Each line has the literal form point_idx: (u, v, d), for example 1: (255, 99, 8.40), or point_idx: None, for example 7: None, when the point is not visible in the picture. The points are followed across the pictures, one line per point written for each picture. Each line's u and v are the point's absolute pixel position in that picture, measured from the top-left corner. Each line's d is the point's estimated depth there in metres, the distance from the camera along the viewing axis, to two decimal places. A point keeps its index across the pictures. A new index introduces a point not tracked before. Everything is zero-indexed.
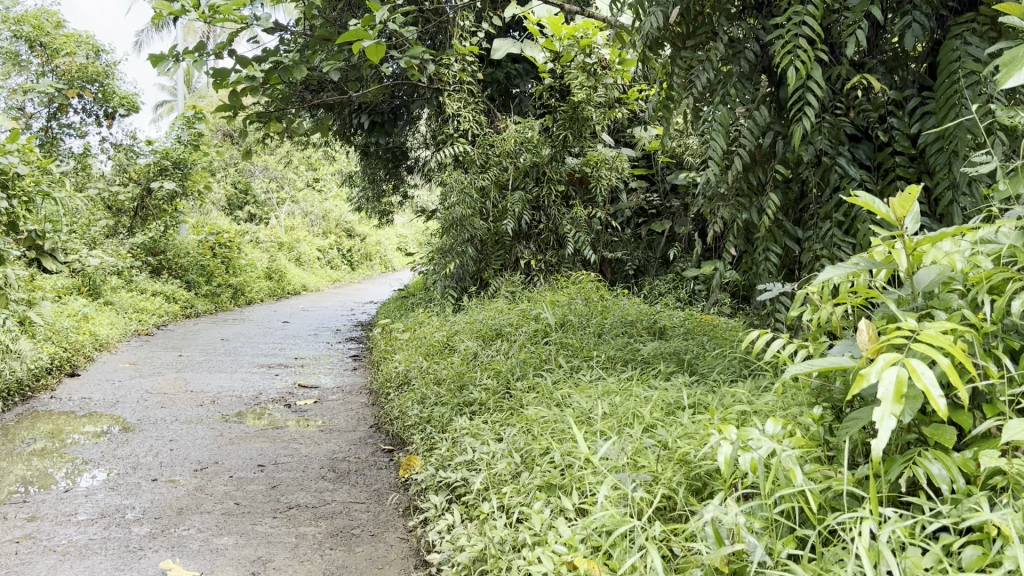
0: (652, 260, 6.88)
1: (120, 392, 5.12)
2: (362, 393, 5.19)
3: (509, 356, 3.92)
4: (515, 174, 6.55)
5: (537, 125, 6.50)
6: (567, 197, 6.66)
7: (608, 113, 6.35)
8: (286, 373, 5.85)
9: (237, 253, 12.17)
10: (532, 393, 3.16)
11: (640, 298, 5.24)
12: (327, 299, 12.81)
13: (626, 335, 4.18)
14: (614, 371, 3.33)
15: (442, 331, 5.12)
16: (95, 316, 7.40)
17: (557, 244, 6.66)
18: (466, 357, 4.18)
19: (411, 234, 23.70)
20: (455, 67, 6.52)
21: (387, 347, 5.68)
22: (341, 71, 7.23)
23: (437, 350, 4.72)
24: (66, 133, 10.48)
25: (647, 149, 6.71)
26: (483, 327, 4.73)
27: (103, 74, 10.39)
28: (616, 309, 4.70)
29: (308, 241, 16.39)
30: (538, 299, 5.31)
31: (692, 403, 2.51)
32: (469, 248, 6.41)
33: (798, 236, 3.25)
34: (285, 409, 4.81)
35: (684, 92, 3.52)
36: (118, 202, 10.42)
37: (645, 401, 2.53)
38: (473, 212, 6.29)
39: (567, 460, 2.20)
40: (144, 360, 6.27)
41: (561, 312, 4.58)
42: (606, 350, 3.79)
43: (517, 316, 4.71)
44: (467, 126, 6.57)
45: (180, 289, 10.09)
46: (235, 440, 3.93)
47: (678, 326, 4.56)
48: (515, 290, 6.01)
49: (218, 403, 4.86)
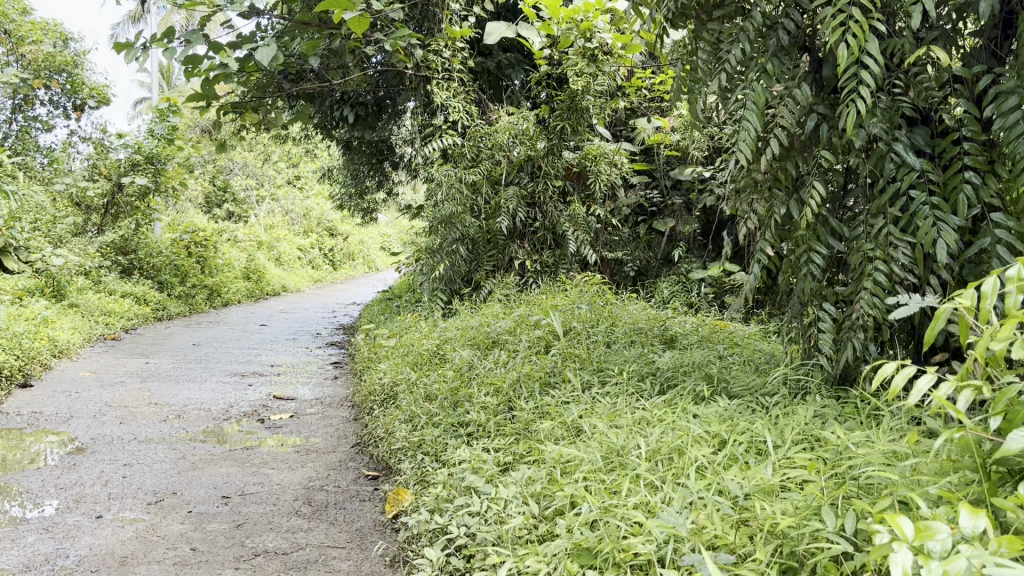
0: (653, 260, 6.49)
1: (77, 405, 4.65)
2: (344, 406, 4.75)
3: (510, 370, 3.49)
4: (508, 168, 6.12)
5: (532, 116, 6.08)
6: (564, 193, 6.24)
7: (610, 104, 5.93)
8: (260, 383, 5.39)
9: (213, 252, 11.67)
10: (542, 416, 2.74)
11: (644, 300, 4.85)
12: (308, 300, 12.37)
13: (638, 344, 3.76)
14: (637, 393, 2.92)
15: (431, 338, 4.69)
16: (57, 319, 6.91)
17: (553, 243, 6.24)
18: (461, 370, 3.75)
19: (395, 233, 23.25)
20: (444, 53, 6.08)
21: (372, 355, 5.24)
22: (322, 58, 6.77)
23: (427, 360, 4.30)
24: (33, 127, 9.94)
25: (648, 142, 6.29)
26: (477, 335, 4.30)
27: (71, 64, 9.82)
28: (624, 314, 4.30)
29: (289, 240, 15.92)
30: (535, 304, 4.91)
31: (742, 436, 2.10)
32: (460, 248, 6.00)
33: (845, 235, 2.83)
34: (258, 424, 4.36)
35: (710, 70, 3.10)
36: (88, 198, 9.91)
37: (686, 434, 2.11)
38: (463, 209, 5.87)
39: (607, 522, 1.77)
40: (108, 368, 5.79)
41: (562, 317, 4.15)
42: (621, 365, 3.37)
43: (514, 321, 4.28)
44: (457, 117, 6.13)
45: (152, 290, 9.59)
46: (198, 464, 3.47)
47: (692, 334, 4.15)
48: (509, 293, 5.60)
49: (184, 419, 4.40)
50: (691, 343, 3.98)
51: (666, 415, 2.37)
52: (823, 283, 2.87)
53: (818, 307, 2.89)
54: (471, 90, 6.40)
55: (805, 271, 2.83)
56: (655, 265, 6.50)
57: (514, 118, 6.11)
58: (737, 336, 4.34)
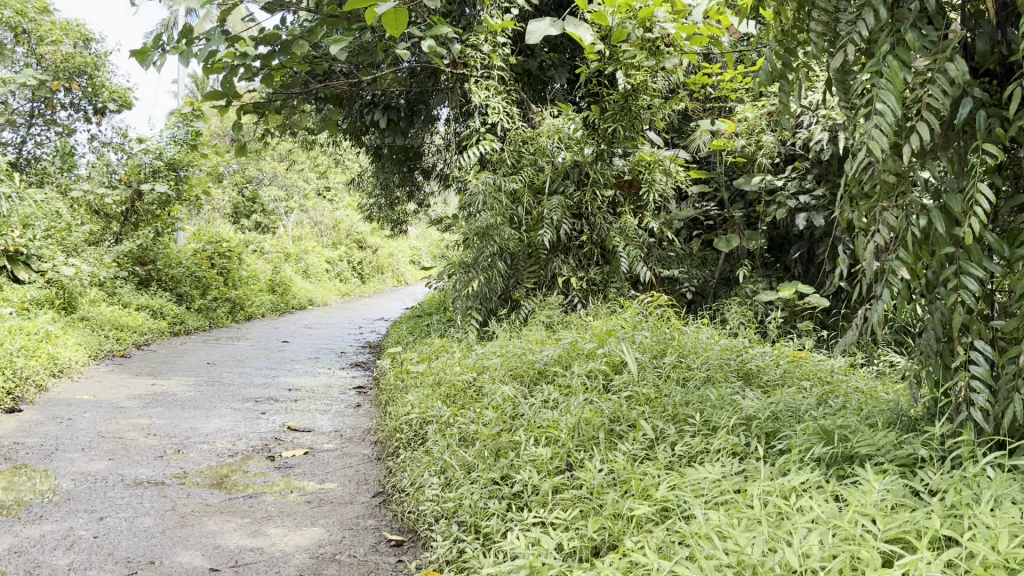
0: (712, 279, 5.82)
1: (65, 435, 4.08)
2: (366, 441, 4.18)
3: (562, 414, 2.88)
4: (552, 174, 5.56)
5: (580, 118, 5.50)
6: (613, 203, 5.65)
7: (668, 105, 5.33)
8: (274, 411, 4.82)
9: (237, 264, 11.21)
10: (618, 490, 2.13)
11: (710, 324, 4.25)
12: (334, 315, 11.88)
13: (717, 385, 3.12)
14: (733, 459, 2.30)
15: (465, 366, 4.11)
16: (62, 334, 6.41)
17: (601, 259, 5.65)
18: (505, 412, 3.15)
19: (425, 246, 22.82)
20: (483, 48, 5.50)
21: (398, 384, 4.64)
22: (351, 55, 6.23)
23: (461, 394, 3.72)
24: (52, 131, 9.50)
25: (706, 149, 5.69)
26: (520, 364, 3.71)
27: (92, 66, 9.38)
28: (692, 341, 3.70)
29: (317, 253, 15.50)
30: (585, 331, 4.33)
31: (930, 548, 1.47)
32: (498, 263, 5.43)
33: (1006, 255, 2.20)
34: (266, 463, 3.79)
35: (823, 46, 2.51)
36: (106, 206, 9.44)
37: (844, 545, 1.50)
38: (503, 220, 5.32)
39: None
40: (109, 389, 5.23)
41: (619, 347, 3.54)
42: (703, 417, 2.75)
43: (563, 349, 3.68)
44: (497, 119, 5.56)
45: (170, 303, 9.11)
46: (191, 518, 2.90)
47: (773, 371, 3.51)
48: (554, 315, 5.02)
49: (184, 455, 3.83)
50: (776, 385, 3.34)
51: (797, 506, 1.74)
52: (974, 315, 2.24)
53: (969, 347, 2.25)
54: (512, 89, 5.84)
55: (954, 301, 2.21)
56: (714, 285, 5.83)
57: (559, 120, 5.54)
58: (823, 374, 3.71)
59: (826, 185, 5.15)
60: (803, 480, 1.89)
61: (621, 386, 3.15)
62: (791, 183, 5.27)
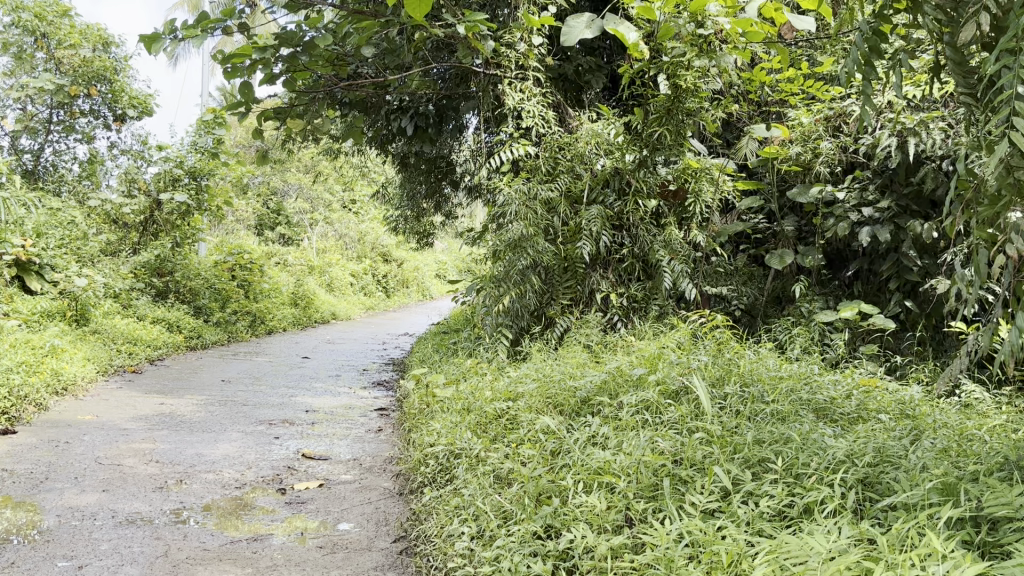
0: (760, 299, 5.34)
1: (58, 462, 3.72)
2: (387, 471, 3.79)
3: (614, 454, 2.47)
4: (591, 183, 5.18)
5: (621, 123, 5.12)
6: (656, 214, 5.26)
7: (717, 109, 4.95)
8: (289, 435, 4.44)
9: (259, 276, 10.91)
10: (699, 562, 1.71)
11: (771, 347, 3.82)
12: (357, 330, 11.53)
13: (790, 420, 2.68)
14: (836, 524, 1.87)
15: (496, 392, 3.71)
16: (71, 347, 6.10)
17: (643, 274, 5.25)
18: (546, 453, 2.75)
19: (452, 261, 22.53)
20: (519, 47, 5.13)
21: (424, 408, 4.26)
22: (377, 56, 5.89)
23: (494, 424, 3.33)
24: (71, 137, 9.26)
25: (756, 158, 5.29)
26: (560, 391, 3.32)
27: (111, 71, 9.14)
28: (755, 367, 3.29)
29: (341, 266, 15.21)
30: (631, 354, 3.92)
31: None
32: (532, 277, 5.04)
33: None
34: (276, 498, 3.39)
35: (935, 23, 2.11)
36: (124, 215, 9.16)
37: None
38: (537, 231, 4.95)
39: None
40: (114, 409, 4.87)
41: (672, 377, 3.13)
42: (785, 463, 2.32)
43: (607, 375, 3.28)
44: (532, 122, 5.19)
45: (187, 316, 8.78)
46: (184, 567, 2.51)
47: (849, 403, 3.07)
48: (592, 336, 4.63)
49: (186, 487, 3.46)
50: (857, 421, 2.89)
51: None
52: None
53: None
54: (548, 93, 5.47)
55: None
56: (763, 304, 5.34)
57: (598, 125, 5.16)
58: (903, 406, 3.26)
59: (891, 195, 4.72)
60: (954, 569, 1.46)
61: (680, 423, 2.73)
62: (853, 194, 4.83)
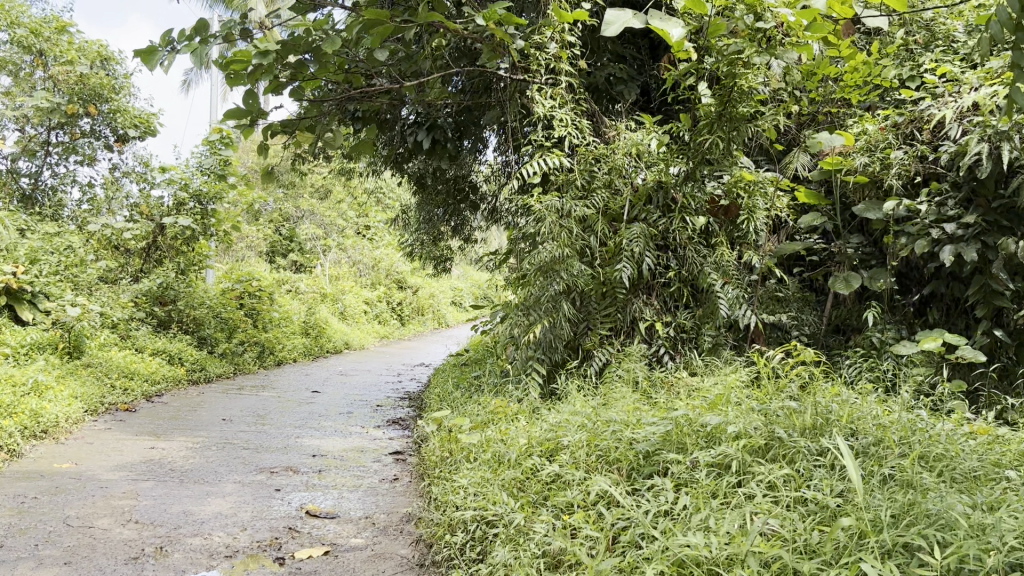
0: (820, 329, 4.76)
1: (19, 524, 3.17)
2: (405, 534, 3.21)
3: (706, 537, 1.89)
4: (632, 198, 4.64)
5: (665, 133, 4.59)
6: (705, 233, 4.70)
7: (775, 114, 4.41)
8: (292, 487, 3.88)
9: (269, 304, 10.40)
10: None
11: (858, 386, 3.22)
12: (371, 361, 10.97)
13: (924, 487, 2.09)
14: None
15: (535, 442, 3.13)
16: (58, 384, 5.58)
17: (691, 300, 4.69)
18: (610, 533, 2.17)
19: (468, 288, 22.01)
20: (550, 48, 4.60)
21: (445, 456, 3.68)
22: (392, 63, 5.39)
23: (534, 482, 2.76)
24: (71, 159, 8.83)
25: (815, 170, 4.73)
26: (616, 442, 2.75)
27: (110, 89, 8.74)
28: (851, 411, 2.70)
29: (355, 293, 14.71)
30: (691, 394, 3.34)
31: None
32: (566, 305, 4.48)
33: None
34: (273, 570, 2.81)
35: None
36: (125, 240, 8.66)
37: None
38: (572, 251, 4.41)
39: None
40: (97, 455, 4.32)
41: (756, 430, 2.55)
42: (944, 552, 1.73)
43: (672, 424, 2.71)
44: (565, 132, 4.66)
45: (190, 347, 8.24)
46: None
47: (981, 456, 2.47)
48: (637, 370, 4.05)
49: (166, 558, 2.89)
50: (998, 478, 2.30)
51: None
52: None
53: None
54: (581, 101, 4.95)
55: None
56: (826, 334, 4.75)
57: (638, 134, 4.63)
58: None
59: (976, 208, 4.15)
60: None
61: (782, 495, 2.16)
62: (931, 209, 4.26)
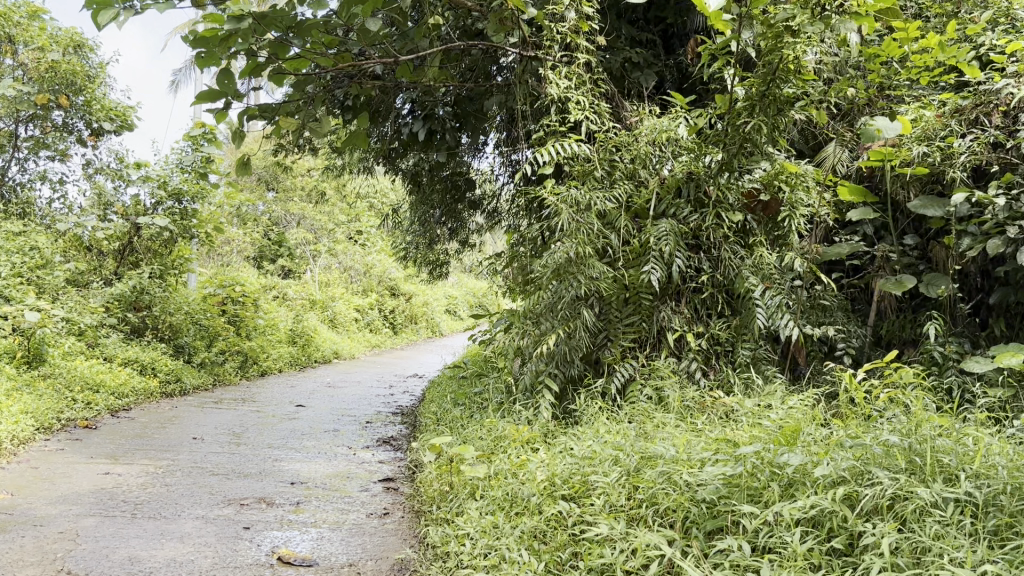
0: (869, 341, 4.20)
1: None
2: None
3: None
4: (659, 191, 4.09)
5: (695, 117, 4.03)
6: (741, 231, 4.14)
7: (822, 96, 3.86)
8: (267, 524, 3.30)
9: (254, 311, 9.78)
10: None
11: (950, 413, 2.65)
12: (361, 371, 10.38)
13: None
14: None
15: (557, 480, 2.56)
16: (9, 398, 4.96)
17: (725, 308, 4.13)
18: None
19: (462, 295, 21.41)
20: (568, 18, 4.04)
21: (447, 490, 3.10)
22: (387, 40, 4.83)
23: (563, 536, 2.18)
24: (40, 154, 8.22)
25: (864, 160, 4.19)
26: (667, 487, 2.17)
27: (84, 78, 8.03)
28: (964, 446, 2.13)
29: (346, 300, 14.09)
30: (745, 421, 2.77)
31: None
32: (585, 312, 3.92)
33: None
34: None
35: None
36: (98, 240, 8.05)
37: None
38: (591, 251, 3.85)
39: None
40: (41, 483, 3.72)
41: (852, 475, 1.98)
42: None
43: (741, 464, 2.14)
44: (582, 115, 4.11)
45: (165, 357, 7.63)
46: None
47: None
48: (669, 390, 3.50)
49: None
50: None
51: None
52: None
53: None
54: (600, 82, 4.39)
55: None
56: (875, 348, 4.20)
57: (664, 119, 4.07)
58: None
59: None
60: None
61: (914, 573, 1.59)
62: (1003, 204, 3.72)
